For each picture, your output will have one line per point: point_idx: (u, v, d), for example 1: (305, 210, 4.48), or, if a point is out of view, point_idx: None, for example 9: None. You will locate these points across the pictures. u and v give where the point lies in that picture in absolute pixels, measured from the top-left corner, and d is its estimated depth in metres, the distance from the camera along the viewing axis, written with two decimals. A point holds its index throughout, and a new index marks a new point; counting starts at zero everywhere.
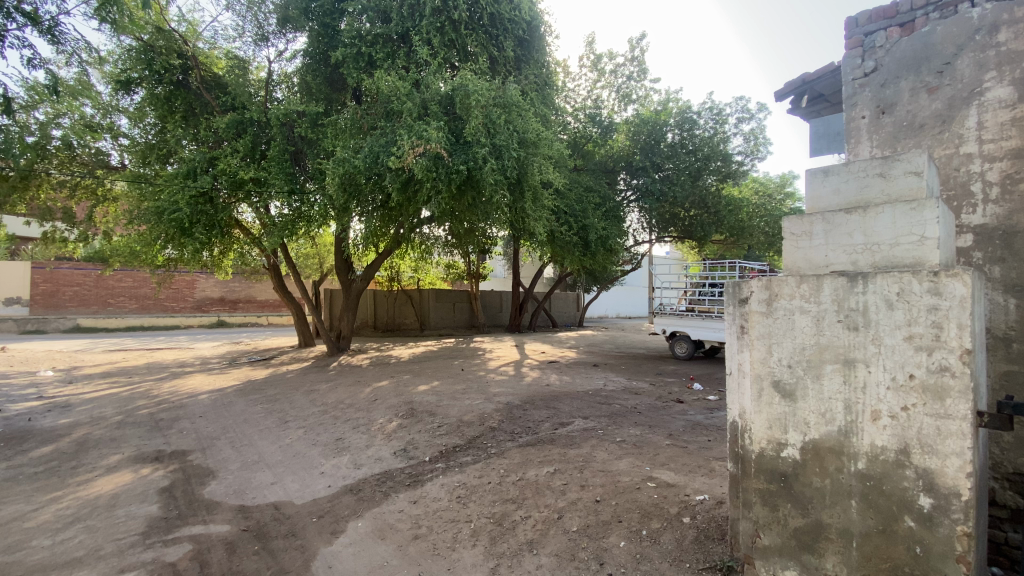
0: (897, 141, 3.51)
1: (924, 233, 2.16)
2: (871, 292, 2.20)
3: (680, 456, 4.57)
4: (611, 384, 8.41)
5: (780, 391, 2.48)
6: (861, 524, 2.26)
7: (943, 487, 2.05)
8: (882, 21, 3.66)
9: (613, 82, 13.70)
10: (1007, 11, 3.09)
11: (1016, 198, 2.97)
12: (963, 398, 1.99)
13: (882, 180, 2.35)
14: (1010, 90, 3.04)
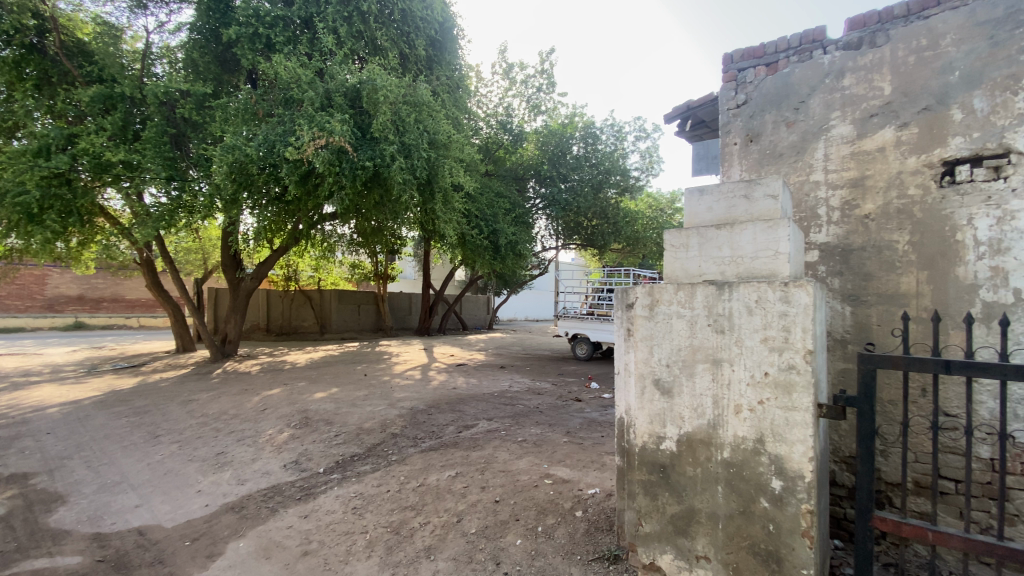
0: (762, 167, 3.99)
1: (778, 248, 2.47)
2: (735, 299, 2.48)
3: (576, 453, 4.78)
4: (515, 385, 8.57)
5: (660, 388, 2.70)
6: (726, 507, 2.52)
7: (791, 471, 2.34)
8: (752, 59, 4.15)
9: (524, 92, 14.04)
10: (850, 60, 3.63)
11: (852, 221, 3.52)
12: (806, 392, 2.30)
13: (746, 201, 2.65)
14: (851, 128, 3.58)
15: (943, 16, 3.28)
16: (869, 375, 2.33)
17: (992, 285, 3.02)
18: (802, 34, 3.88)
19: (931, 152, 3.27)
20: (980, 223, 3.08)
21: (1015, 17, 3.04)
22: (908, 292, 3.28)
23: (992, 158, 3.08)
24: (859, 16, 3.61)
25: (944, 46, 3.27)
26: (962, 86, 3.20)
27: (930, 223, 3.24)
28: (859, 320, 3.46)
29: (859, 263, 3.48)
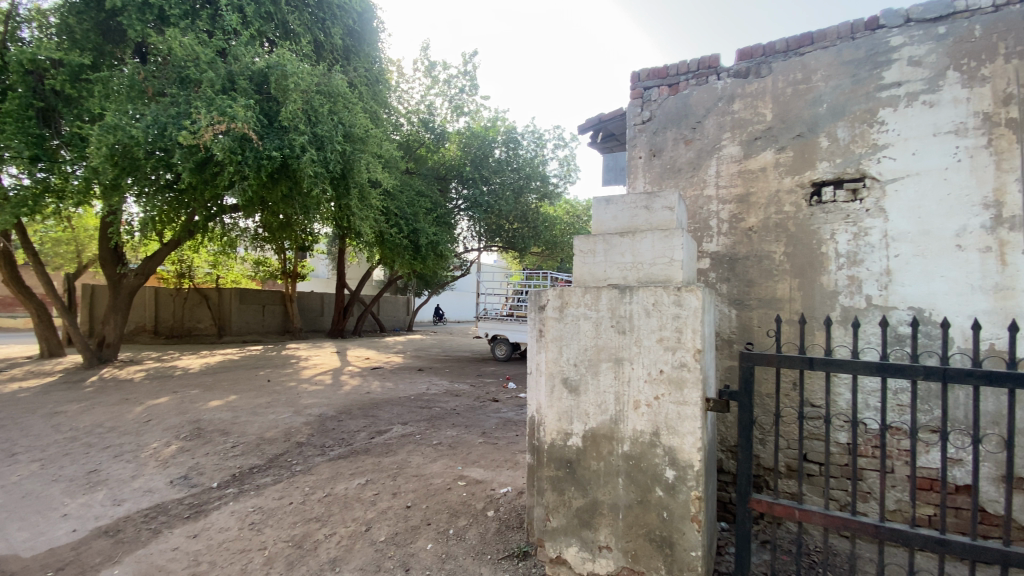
0: (663, 180, 4.29)
1: (673, 256, 2.67)
2: (635, 302, 2.66)
3: (490, 453, 4.82)
4: (433, 388, 8.46)
5: (568, 387, 2.82)
6: (626, 498, 2.67)
7: (682, 461, 2.54)
8: (656, 79, 4.44)
9: (446, 91, 13.92)
10: (740, 87, 4.01)
11: (738, 233, 3.89)
12: (695, 388, 2.51)
13: (647, 211, 2.83)
14: (738, 149, 3.96)
15: (815, 54, 3.74)
16: (749, 371, 2.58)
17: (849, 291, 3.49)
18: (699, 60, 4.22)
19: (803, 173, 3.71)
20: (840, 237, 3.54)
21: (872, 59, 3.52)
22: (783, 297, 3.70)
23: (850, 182, 3.56)
24: (748, 48, 4.00)
25: (816, 81, 3.72)
26: (829, 117, 3.65)
27: (801, 236, 3.67)
28: (743, 322, 3.83)
29: (743, 270, 3.86)
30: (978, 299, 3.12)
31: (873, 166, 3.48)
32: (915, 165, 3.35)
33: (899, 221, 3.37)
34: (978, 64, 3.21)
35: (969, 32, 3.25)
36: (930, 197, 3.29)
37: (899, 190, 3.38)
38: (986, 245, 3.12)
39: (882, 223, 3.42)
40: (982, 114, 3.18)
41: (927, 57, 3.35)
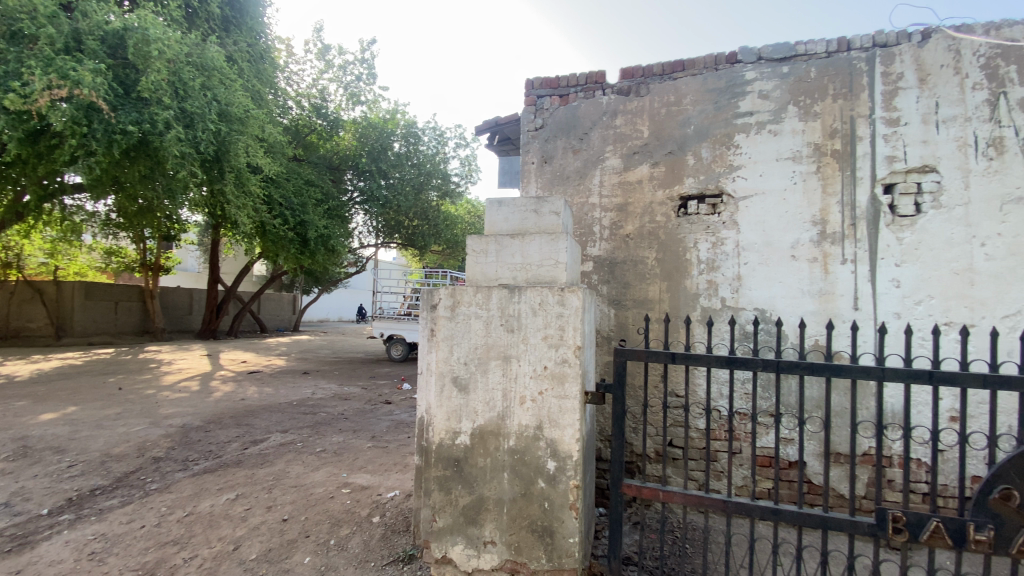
0: (552, 186, 4.48)
1: (559, 258, 2.80)
2: (522, 301, 2.76)
3: (378, 457, 4.68)
4: (319, 392, 7.98)
5: (457, 386, 2.84)
6: (510, 492, 2.75)
7: (563, 451, 2.68)
8: (548, 89, 4.62)
9: (340, 78, 13.20)
10: (622, 103, 4.32)
11: (617, 239, 4.20)
12: (575, 381, 2.67)
13: (536, 215, 2.93)
14: (619, 161, 4.27)
15: (686, 80, 4.15)
16: (622, 366, 2.78)
17: (708, 294, 3.93)
18: (587, 74, 4.47)
19: (673, 187, 4.10)
20: (702, 246, 3.97)
21: (731, 89, 4.00)
22: (655, 298, 4.06)
23: (711, 197, 4.01)
24: (630, 68, 4.32)
25: (686, 104, 4.13)
26: (695, 138, 4.08)
27: (670, 244, 4.05)
28: (621, 321, 4.14)
29: (621, 274, 4.17)
30: (806, 301, 3.69)
31: (729, 184, 3.95)
32: (762, 185, 3.86)
33: (749, 233, 3.87)
34: (811, 102, 3.79)
35: (806, 74, 3.82)
36: (773, 213, 3.82)
37: (749, 206, 3.89)
38: (813, 256, 3.70)
39: (735, 235, 3.90)
40: (812, 145, 3.76)
41: (773, 92, 3.89)
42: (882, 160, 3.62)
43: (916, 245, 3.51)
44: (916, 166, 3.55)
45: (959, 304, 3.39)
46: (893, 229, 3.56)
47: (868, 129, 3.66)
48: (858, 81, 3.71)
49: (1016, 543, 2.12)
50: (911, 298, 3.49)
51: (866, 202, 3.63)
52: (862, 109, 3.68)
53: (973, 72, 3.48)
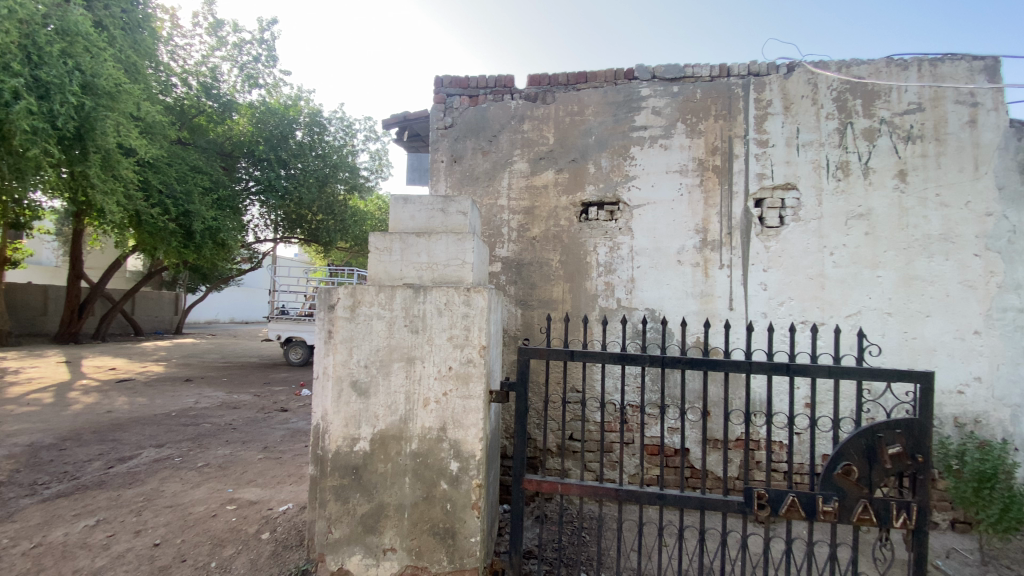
0: (461, 186, 4.47)
1: (466, 258, 2.80)
2: (427, 301, 2.73)
3: (270, 469, 4.37)
4: (204, 401, 7.25)
5: (356, 390, 2.74)
6: (411, 496, 2.70)
7: (466, 452, 2.68)
8: (458, 88, 4.60)
9: (235, 57, 12.09)
10: (529, 109, 4.43)
11: (524, 241, 4.30)
12: (479, 381, 2.68)
13: (443, 214, 2.90)
14: (526, 165, 4.38)
15: (588, 92, 4.35)
16: (525, 364, 2.83)
17: (606, 294, 4.16)
18: (496, 77, 4.52)
19: (576, 193, 4.28)
20: (601, 250, 4.19)
21: (629, 104, 4.26)
22: (559, 299, 4.21)
23: (610, 204, 4.25)
24: (537, 74, 4.44)
25: (588, 114, 4.33)
26: (597, 148, 4.29)
27: (573, 247, 4.23)
28: (527, 321, 4.24)
29: (527, 275, 4.27)
30: (690, 302, 4.05)
31: (626, 193, 4.21)
32: (654, 195, 4.16)
33: (643, 239, 4.15)
34: (697, 121, 4.15)
35: (693, 94, 4.18)
36: (663, 221, 4.13)
37: (643, 214, 4.17)
38: (697, 261, 4.06)
39: (630, 240, 4.17)
40: (697, 160, 4.13)
41: (665, 109, 4.20)
42: (753, 177, 4.07)
43: (780, 253, 3.99)
44: (781, 184, 4.03)
45: (812, 305, 3.91)
46: (762, 238, 4.02)
47: (743, 148, 4.09)
48: (737, 104, 4.12)
49: (855, 511, 2.47)
50: (776, 300, 3.96)
51: (741, 214, 4.05)
52: (739, 130, 4.11)
53: (827, 103, 4.02)
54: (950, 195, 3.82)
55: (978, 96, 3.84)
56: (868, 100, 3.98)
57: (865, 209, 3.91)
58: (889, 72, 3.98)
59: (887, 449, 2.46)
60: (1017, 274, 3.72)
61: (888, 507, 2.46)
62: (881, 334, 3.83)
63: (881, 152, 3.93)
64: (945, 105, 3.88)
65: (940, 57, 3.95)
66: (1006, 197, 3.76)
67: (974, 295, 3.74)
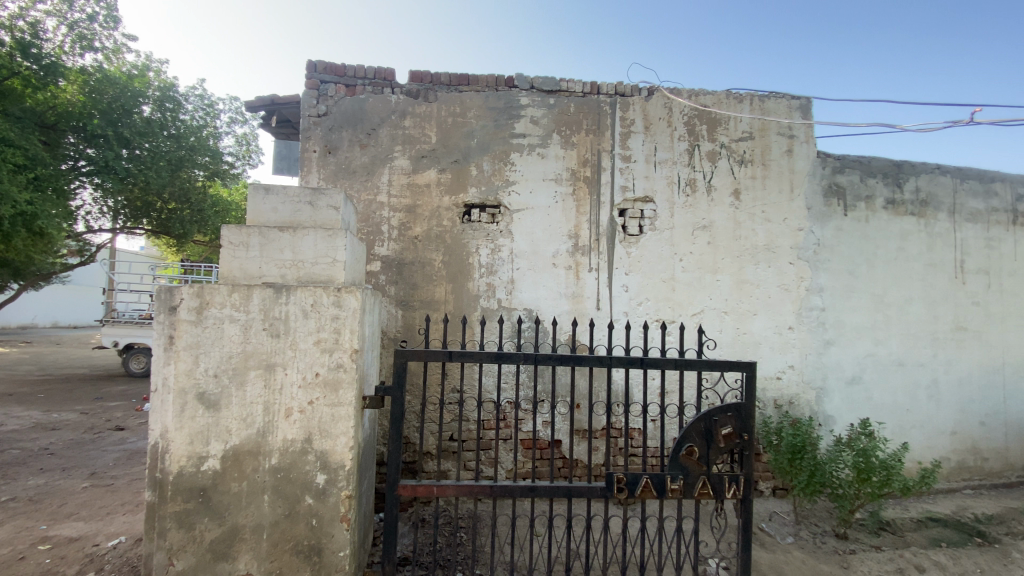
0: (336, 179, 4.23)
1: (335, 256, 2.66)
2: (291, 303, 2.54)
3: (100, 498, 3.75)
4: (9, 423, 5.97)
5: (205, 403, 2.47)
6: (271, 515, 2.50)
7: (334, 463, 2.55)
8: (333, 75, 4.35)
9: (62, 12, 10.14)
10: (411, 105, 4.33)
11: (405, 240, 4.21)
12: (349, 388, 2.57)
13: (311, 208, 2.72)
14: (407, 162, 4.28)
15: (470, 94, 4.38)
16: (401, 367, 2.70)
17: (487, 295, 4.23)
18: (375, 69, 4.36)
19: (458, 194, 4.29)
20: (482, 251, 4.25)
21: (508, 111, 4.38)
22: (440, 299, 4.19)
23: (491, 207, 4.33)
24: (419, 71, 4.36)
25: (470, 117, 4.36)
26: (478, 151, 4.34)
27: (455, 248, 4.24)
28: (406, 322, 4.15)
29: (408, 275, 4.18)
30: (563, 303, 4.29)
31: (506, 197, 4.32)
32: (532, 201, 4.34)
33: (521, 242, 4.30)
34: (571, 133, 4.41)
35: (567, 107, 4.42)
36: (540, 226, 4.32)
37: (522, 218, 4.32)
38: (569, 264, 4.32)
39: (510, 242, 4.29)
40: (570, 170, 4.39)
41: (542, 119, 4.39)
42: (618, 189, 4.42)
43: (639, 258, 4.39)
44: (641, 196, 4.44)
45: (665, 305, 4.36)
46: (625, 244, 4.38)
47: (610, 162, 4.43)
48: (605, 121, 4.45)
49: (696, 486, 2.80)
50: (636, 300, 4.35)
51: (607, 222, 4.38)
52: (607, 144, 4.44)
53: (679, 126, 4.51)
54: (772, 212, 4.51)
55: (794, 130, 4.58)
56: (712, 127, 4.54)
57: (708, 222, 4.46)
58: (728, 103, 4.58)
59: (721, 430, 2.82)
60: (819, 280, 4.51)
61: (723, 480, 2.82)
62: (719, 330, 4.39)
63: (721, 172, 4.51)
64: (770, 136, 4.57)
65: (767, 94, 4.63)
66: (812, 216, 4.54)
67: (789, 296, 4.46)
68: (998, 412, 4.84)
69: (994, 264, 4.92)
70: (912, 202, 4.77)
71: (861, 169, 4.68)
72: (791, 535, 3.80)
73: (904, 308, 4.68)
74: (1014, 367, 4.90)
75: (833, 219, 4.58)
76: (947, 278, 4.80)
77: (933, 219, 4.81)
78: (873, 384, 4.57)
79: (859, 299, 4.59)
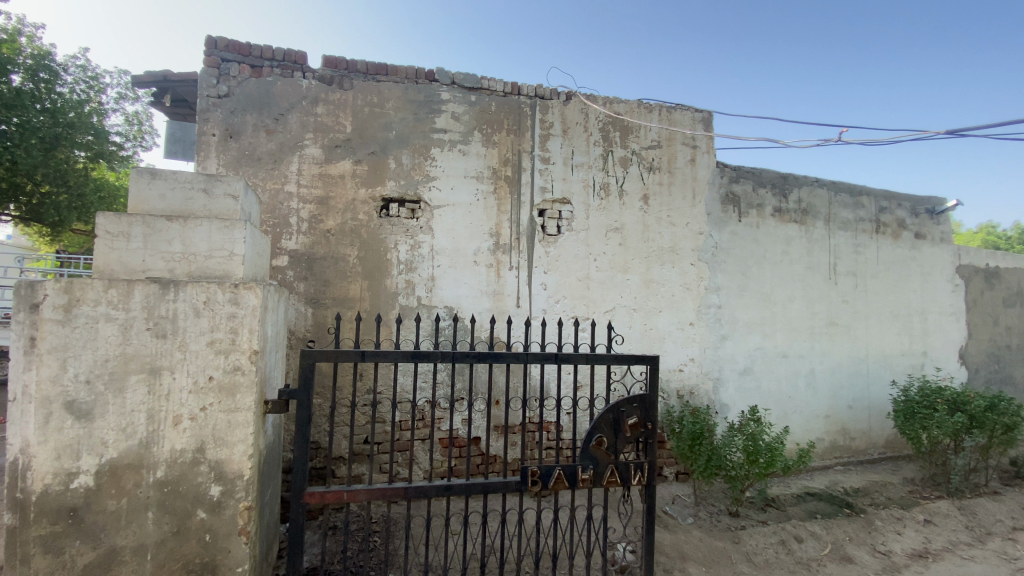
0: (239, 166, 3.92)
1: (233, 250, 2.46)
2: (180, 300, 2.32)
3: None
4: None
5: (74, 412, 2.19)
6: (156, 533, 2.26)
7: (230, 473, 2.36)
8: (237, 54, 4.01)
9: None
10: (324, 92, 4.11)
11: (316, 234, 4.00)
12: (248, 392, 2.39)
13: (205, 196, 2.49)
14: (319, 152, 4.06)
15: (388, 85, 4.24)
16: (307, 369, 2.53)
17: (406, 293, 4.13)
18: (285, 51, 4.09)
19: (375, 187, 4.14)
20: (401, 247, 4.15)
21: (429, 104, 4.30)
22: (354, 297, 4.03)
23: (411, 202, 4.23)
24: (333, 57, 4.15)
25: (388, 109, 4.22)
26: (396, 144, 4.22)
27: (371, 243, 4.09)
28: (318, 321, 3.95)
29: (319, 270, 3.98)
30: (483, 300, 4.30)
31: (426, 192, 4.24)
32: (453, 197, 4.30)
33: (441, 239, 4.25)
34: (492, 131, 4.42)
35: (488, 106, 4.43)
36: (461, 223, 4.30)
37: (442, 215, 4.26)
38: (490, 262, 4.34)
39: (430, 239, 4.22)
40: (491, 168, 4.40)
41: (464, 116, 4.36)
42: (537, 189, 4.51)
43: (557, 257, 4.50)
44: (559, 198, 4.55)
45: (581, 303, 4.52)
46: (543, 244, 4.48)
47: (529, 163, 4.50)
48: (525, 122, 4.51)
49: (605, 475, 2.92)
50: (554, 298, 4.47)
51: (527, 222, 4.45)
52: (527, 145, 4.50)
53: (595, 131, 4.68)
54: (677, 216, 4.83)
55: (697, 141, 4.92)
56: (625, 134, 4.76)
57: (620, 224, 4.68)
58: (639, 112, 4.81)
59: (627, 420, 2.98)
60: (717, 280, 4.90)
61: (629, 468, 2.97)
62: (629, 326, 4.63)
63: (633, 177, 4.75)
64: (676, 145, 4.88)
65: (674, 105, 4.94)
66: (711, 221, 4.92)
67: (690, 295, 4.79)
68: (862, 397, 5.53)
69: (860, 267, 5.62)
70: (795, 211, 5.32)
71: (753, 179, 5.13)
72: (691, 516, 4.11)
73: (788, 305, 5.21)
74: (875, 358, 5.63)
75: (729, 225, 4.99)
76: (822, 279, 5.41)
77: (812, 226, 5.39)
78: (762, 374, 5.05)
79: (751, 297, 5.04)
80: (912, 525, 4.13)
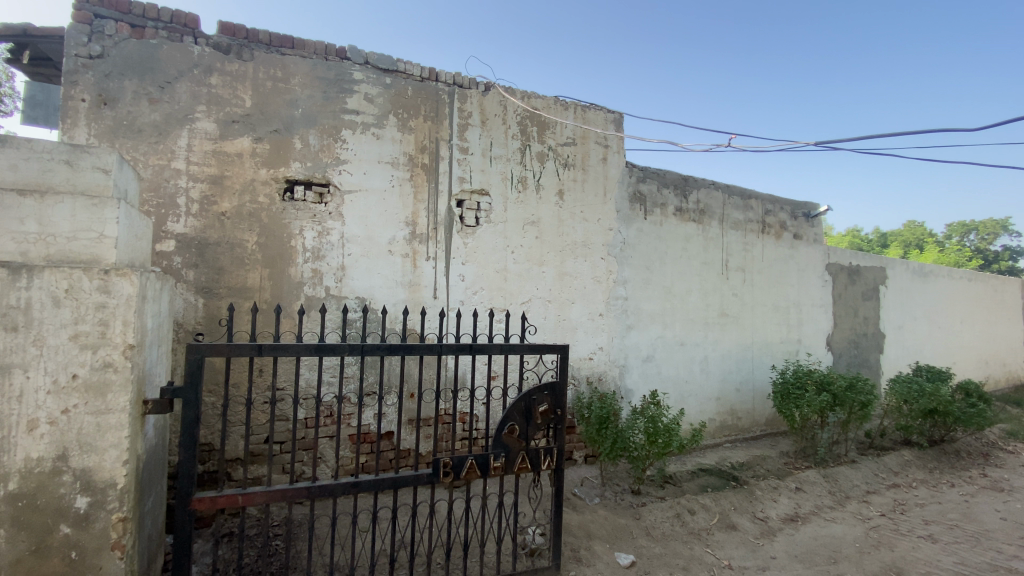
0: (115, 137, 3.48)
1: (103, 231, 2.16)
2: (35, 288, 2.02)
3: None
4: None
5: None
6: (9, 554, 1.96)
7: (100, 482, 2.09)
8: (113, 10, 3.53)
9: None
10: (219, 61, 3.75)
11: (209, 217, 3.66)
12: (122, 391, 2.13)
13: (67, 169, 2.17)
14: (213, 126, 3.71)
15: (294, 59, 3.96)
16: (195, 366, 2.32)
17: (312, 283, 3.91)
18: (173, 11, 3.66)
19: (277, 168, 3.86)
20: (307, 234, 3.91)
21: (339, 84, 4.08)
22: (254, 286, 3.76)
23: (318, 185, 3.99)
24: (230, 23, 3.79)
25: (294, 85, 3.95)
26: (303, 122, 3.96)
27: (273, 228, 3.82)
28: (210, 312, 3.63)
29: (211, 257, 3.65)
30: (398, 291, 4.19)
31: (336, 176, 4.03)
32: (366, 183, 4.13)
33: (353, 226, 4.06)
34: (408, 117, 4.30)
35: (405, 90, 4.29)
36: (374, 209, 4.14)
37: (354, 201, 4.08)
38: (405, 252, 4.23)
39: (340, 226, 4.02)
40: (407, 155, 4.28)
41: (377, 98, 4.20)
42: (455, 179, 4.46)
43: (475, 248, 4.50)
44: (477, 188, 4.54)
45: (497, 295, 4.57)
46: (461, 234, 4.45)
47: (447, 152, 4.44)
48: (443, 110, 4.44)
49: (516, 462, 2.98)
50: (470, 289, 4.47)
51: (445, 211, 4.40)
52: (444, 133, 4.43)
53: (512, 124, 4.72)
54: (589, 212, 5.01)
55: (609, 140, 5.14)
56: (542, 129, 4.85)
57: (536, 217, 4.77)
58: (555, 108, 4.92)
59: (538, 408, 3.06)
60: (624, 273, 5.17)
61: (539, 454, 3.06)
62: (543, 317, 4.76)
63: (548, 172, 4.85)
64: (590, 143, 5.06)
65: (588, 105, 5.10)
66: (620, 218, 5.17)
67: (600, 287, 5.02)
68: (747, 380, 6.14)
69: (748, 264, 6.20)
70: (694, 211, 5.74)
71: (658, 180, 5.46)
72: (597, 496, 4.34)
73: (686, 298, 5.64)
74: (759, 345, 6.27)
75: (636, 222, 5.28)
76: (716, 273, 5.90)
77: (708, 225, 5.86)
78: (662, 361, 5.42)
79: (654, 290, 5.39)
80: (786, 493, 4.66)
